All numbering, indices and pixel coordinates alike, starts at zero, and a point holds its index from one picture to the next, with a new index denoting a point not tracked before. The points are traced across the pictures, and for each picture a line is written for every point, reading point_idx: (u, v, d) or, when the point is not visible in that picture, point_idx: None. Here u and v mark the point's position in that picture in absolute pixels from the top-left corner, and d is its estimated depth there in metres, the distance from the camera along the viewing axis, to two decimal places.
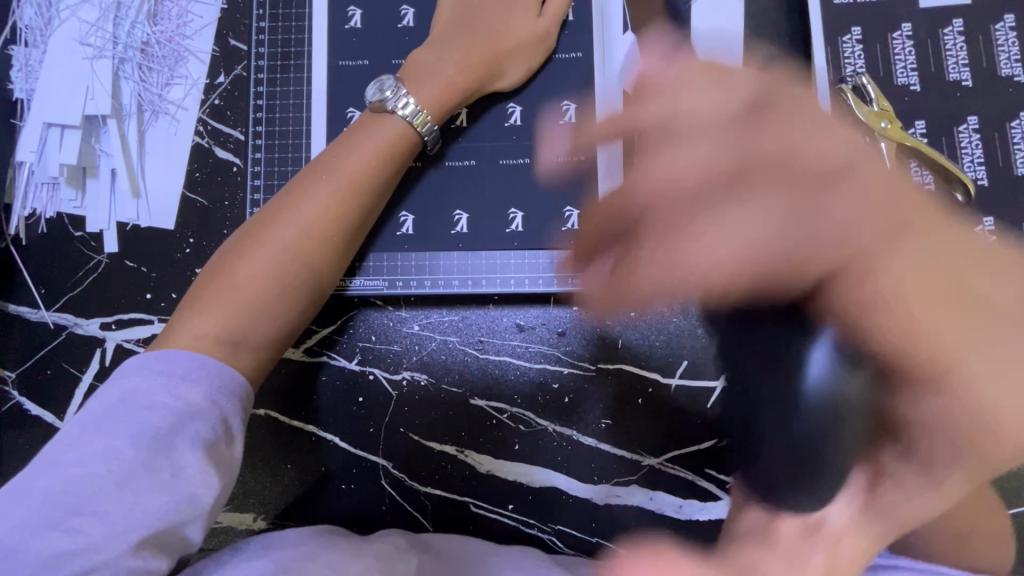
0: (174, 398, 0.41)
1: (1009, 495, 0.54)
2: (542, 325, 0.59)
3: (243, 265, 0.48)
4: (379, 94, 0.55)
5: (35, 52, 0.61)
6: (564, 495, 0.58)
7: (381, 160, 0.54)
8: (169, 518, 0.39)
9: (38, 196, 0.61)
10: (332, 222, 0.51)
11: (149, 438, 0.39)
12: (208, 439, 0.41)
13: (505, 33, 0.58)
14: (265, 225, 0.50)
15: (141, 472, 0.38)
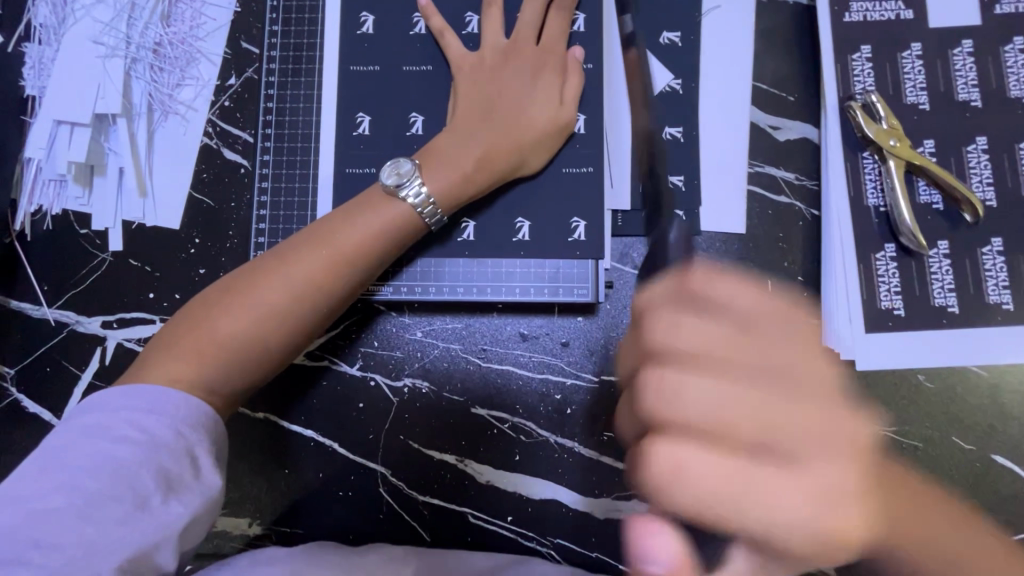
0: (141, 430, 0.40)
1: (999, 515, 0.55)
2: (546, 335, 0.58)
3: (225, 319, 0.46)
4: (394, 175, 0.52)
5: (48, 50, 0.61)
6: (564, 508, 0.57)
7: (380, 241, 0.51)
8: (136, 548, 0.37)
9: (45, 193, 0.61)
10: (319, 293, 0.48)
11: (112, 469, 0.38)
12: (171, 470, 0.39)
13: (527, 124, 0.56)
14: (255, 278, 0.48)
15: (105, 502, 0.37)
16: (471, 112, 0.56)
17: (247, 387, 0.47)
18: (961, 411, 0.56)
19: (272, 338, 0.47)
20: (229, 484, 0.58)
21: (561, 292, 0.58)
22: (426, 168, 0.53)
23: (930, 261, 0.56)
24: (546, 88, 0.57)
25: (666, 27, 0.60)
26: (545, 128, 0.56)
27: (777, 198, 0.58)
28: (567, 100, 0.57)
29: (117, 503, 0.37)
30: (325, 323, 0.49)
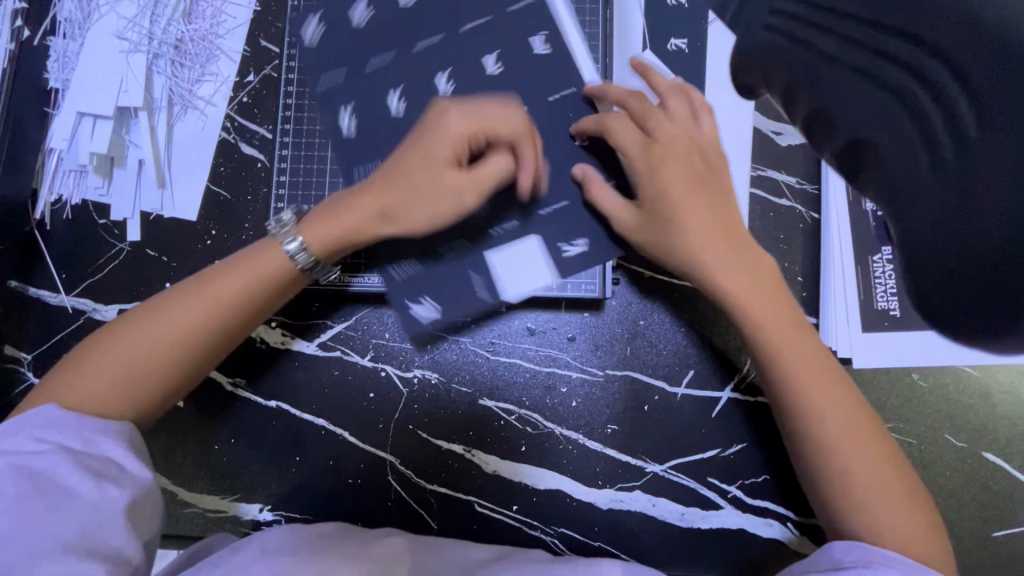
0: (27, 439, 0.41)
1: (987, 510, 0.57)
2: (553, 330, 0.60)
3: (135, 340, 0.47)
4: (278, 227, 0.53)
5: (72, 44, 0.62)
6: (568, 499, 0.59)
7: (277, 270, 0.51)
8: (82, 534, 0.38)
9: (65, 183, 0.62)
10: (234, 318, 0.49)
11: (33, 473, 0.39)
12: (95, 464, 0.41)
13: (411, 185, 0.53)
14: (170, 299, 0.49)
15: (43, 496, 0.38)
16: (377, 173, 0.55)
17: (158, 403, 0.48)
18: (953, 409, 0.58)
19: (182, 357, 0.48)
20: (241, 471, 0.60)
21: (569, 288, 0.60)
22: (308, 221, 0.53)
23: (873, 267, 0.59)
24: (499, 120, 0.54)
25: (673, 34, 0.62)
26: (500, 156, 0.54)
27: (778, 201, 0.60)
28: (473, 176, 0.53)
29: (50, 498, 0.38)
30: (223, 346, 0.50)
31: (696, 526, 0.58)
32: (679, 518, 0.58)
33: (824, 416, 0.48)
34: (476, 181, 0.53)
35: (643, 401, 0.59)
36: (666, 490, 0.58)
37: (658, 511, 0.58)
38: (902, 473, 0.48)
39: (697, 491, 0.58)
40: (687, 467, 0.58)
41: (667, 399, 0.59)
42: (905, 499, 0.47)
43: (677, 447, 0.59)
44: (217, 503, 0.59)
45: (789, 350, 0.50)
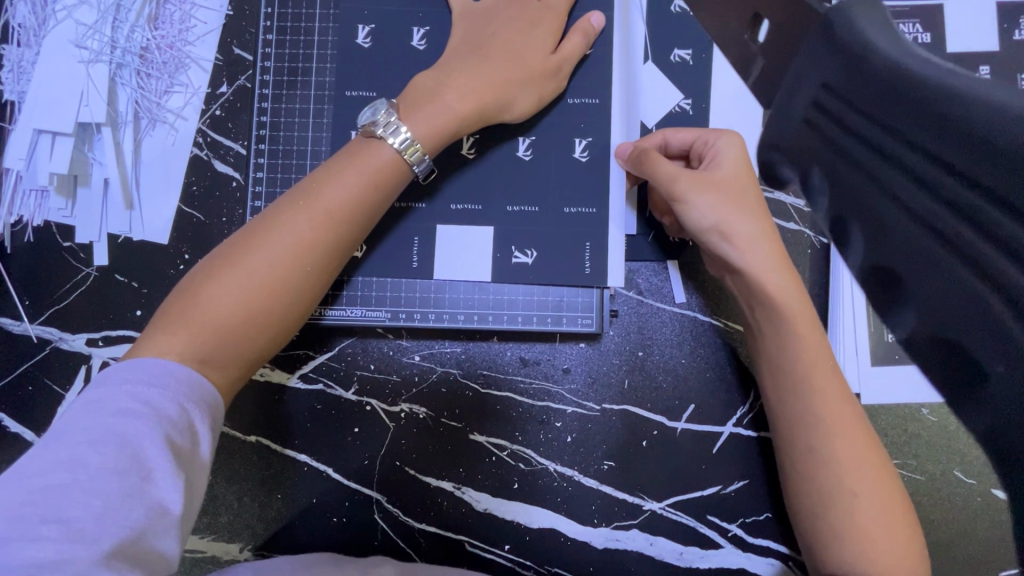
0: (128, 399, 0.37)
1: (994, 551, 0.55)
2: (547, 361, 0.57)
3: (213, 286, 0.43)
4: (371, 116, 0.49)
5: (28, 53, 0.58)
6: (562, 538, 0.56)
7: (366, 189, 0.48)
8: (131, 529, 0.34)
9: (25, 203, 0.58)
10: (315, 256, 0.46)
11: (116, 444, 0.35)
12: (179, 444, 0.37)
13: (518, 63, 0.53)
14: (246, 240, 0.45)
15: (111, 474, 0.34)
16: (460, 55, 0.54)
17: (250, 356, 0.44)
18: (963, 447, 0.55)
19: (272, 305, 0.44)
20: (219, 508, 0.57)
21: (564, 320, 0.56)
22: (405, 108, 0.51)
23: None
24: (540, 34, 0.54)
25: (677, 45, 0.58)
26: (550, 81, 0.55)
27: (785, 225, 0.57)
28: (563, 53, 0.55)
29: (124, 478, 0.34)
30: (319, 284, 0.47)
31: (694, 565, 0.56)
32: (677, 558, 0.56)
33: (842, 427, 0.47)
34: (568, 53, 0.55)
35: (641, 437, 0.56)
36: (663, 529, 0.56)
37: (655, 550, 0.56)
38: (903, 506, 0.48)
39: (696, 530, 0.56)
40: (686, 506, 0.56)
41: (666, 434, 0.56)
42: (902, 533, 0.46)
43: (675, 485, 0.56)
44: (195, 542, 0.57)
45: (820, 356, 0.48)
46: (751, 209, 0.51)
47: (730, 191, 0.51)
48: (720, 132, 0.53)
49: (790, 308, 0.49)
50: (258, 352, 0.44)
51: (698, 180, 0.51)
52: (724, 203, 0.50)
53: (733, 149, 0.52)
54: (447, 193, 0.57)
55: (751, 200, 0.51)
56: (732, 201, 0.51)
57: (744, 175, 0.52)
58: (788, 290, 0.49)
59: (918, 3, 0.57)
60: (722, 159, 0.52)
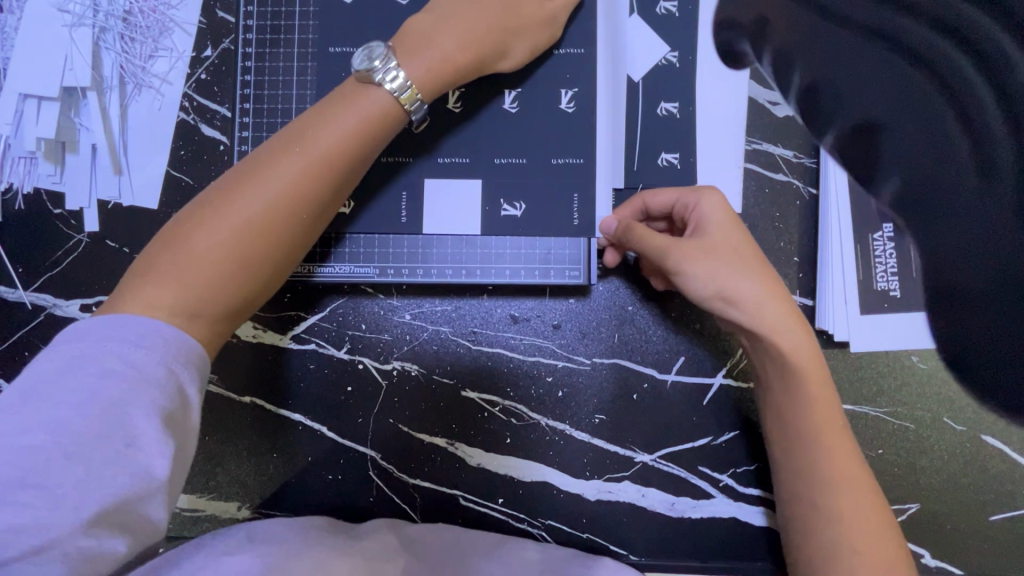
0: (113, 360, 0.35)
1: (982, 496, 0.55)
2: (537, 317, 0.57)
3: (202, 233, 0.42)
4: (367, 61, 0.47)
5: (11, 18, 0.58)
6: (555, 491, 0.57)
7: (359, 136, 0.47)
8: (119, 497, 0.33)
9: (15, 170, 0.58)
10: (305, 204, 0.45)
11: (101, 408, 0.33)
12: (169, 408, 0.36)
13: (511, 11, 0.52)
14: (233, 188, 0.44)
15: (96, 441, 0.33)
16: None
17: (241, 304, 0.43)
18: (952, 392, 0.55)
19: (263, 253, 0.43)
20: (216, 468, 0.58)
21: (553, 274, 0.57)
22: (402, 52, 0.49)
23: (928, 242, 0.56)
24: None
25: None
26: (543, 28, 0.54)
27: (774, 175, 0.57)
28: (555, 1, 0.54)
29: (108, 443, 0.33)
30: (309, 230, 0.46)
31: (687, 515, 0.57)
32: (669, 508, 0.57)
33: (838, 462, 0.48)
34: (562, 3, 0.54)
35: (631, 389, 0.57)
36: (655, 480, 0.56)
37: (648, 501, 0.57)
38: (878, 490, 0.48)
39: (688, 481, 0.57)
40: (677, 457, 0.56)
41: (657, 387, 0.57)
42: (881, 513, 0.47)
43: (666, 437, 0.57)
44: (194, 501, 0.58)
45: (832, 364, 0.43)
46: (749, 263, 0.50)
47: (727, 252, 0.50)
48: (699, 191, 0.53)
49: (792, 354, 0.48)
50: (248, 299, 0.44)
51: (696, 248, 0.50)
52: (725, 269, 0.49)
53: (718, 206, 0.51)
54: (433, 148, 0.57)
55: (747, 252, 0.50)
56: (731, 262, 0.49)
57: (736, 230, 0.51)
58: (794, 350, 0.48)
59: None
60: (711, 219, 0.51)
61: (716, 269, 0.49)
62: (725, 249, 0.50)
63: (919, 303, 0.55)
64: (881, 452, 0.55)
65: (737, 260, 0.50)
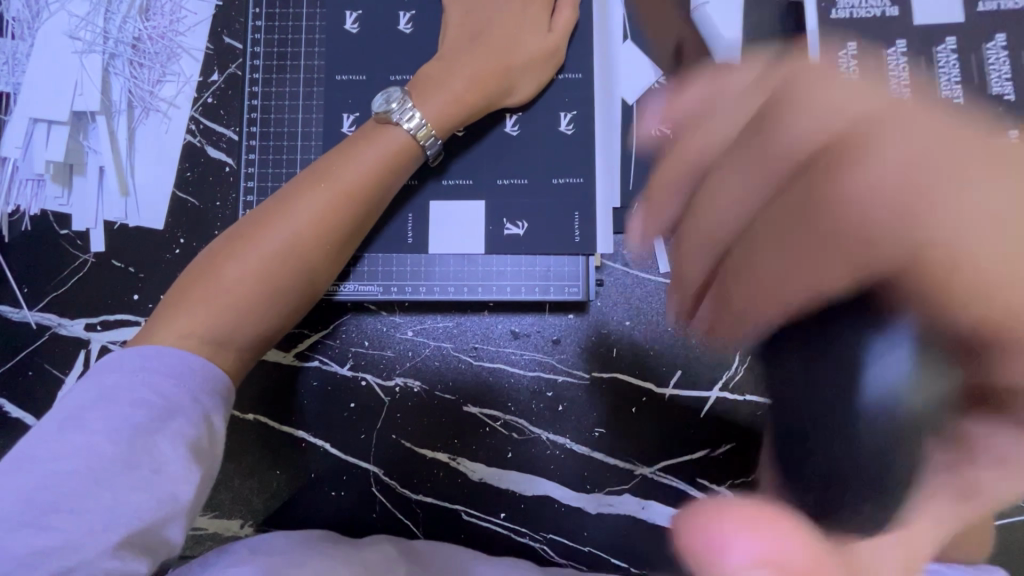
0: (144, 389, 0.39)
1: None
2: (537, 333, 0.59)
3: (235, 266, 0.45)
4: (386, 105, 0.53)
5: (23, 45, 0.59)
6: (557, 504, 0.58)
7: (379, 174, 0.50)
8: (144, 520, 0.36)
9: (22, 192, 0.59)
10: (328, 240, 0.48)
11: (130, 436, 0.37)
12: (193, 437, 0.39)
13: (517, 45, 0.56)
14: (263, 221, 0.47)
15: (124, 468, 0.36)
16: (458, 44, 0.57)
17: (267, 333, 0.47)
18: None
19: (288, 284, 0.47)
20: (219, 486, 0.58)
21: (552, 290, 0.58)
22: (417, 95, 0.54)
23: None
24: (533, 17, 0.58)
25: (655, 23, 0.60)
26: (545, 58, 0.57)
27: None
28: (557, 33, 0.58)
29: (136, 471, 0.36)
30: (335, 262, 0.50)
31: None
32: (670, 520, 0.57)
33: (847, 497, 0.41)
34: (561, 34, 0.58)
35: (631, 403, 0.58)
36: (657, 492, 0.57)
37: (647, 513, 0.57)
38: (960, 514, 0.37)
39: (688, 493, 0.57)
40: (676, 469, 0.57)
41: (655, 400, 0.58)
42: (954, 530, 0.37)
43: (666, 450, 0.58)
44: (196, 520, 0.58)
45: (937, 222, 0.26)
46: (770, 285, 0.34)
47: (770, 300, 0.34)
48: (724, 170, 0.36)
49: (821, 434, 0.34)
50: (275, 326, 0.47)
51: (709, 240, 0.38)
52: (765, 250, 0.34)
53: (717, 199, 0.37)
54: (436, 170, 0.59)
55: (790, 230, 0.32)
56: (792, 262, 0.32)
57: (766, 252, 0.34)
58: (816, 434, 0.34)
59: None
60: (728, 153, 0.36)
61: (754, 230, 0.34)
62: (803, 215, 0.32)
63: None
64: None
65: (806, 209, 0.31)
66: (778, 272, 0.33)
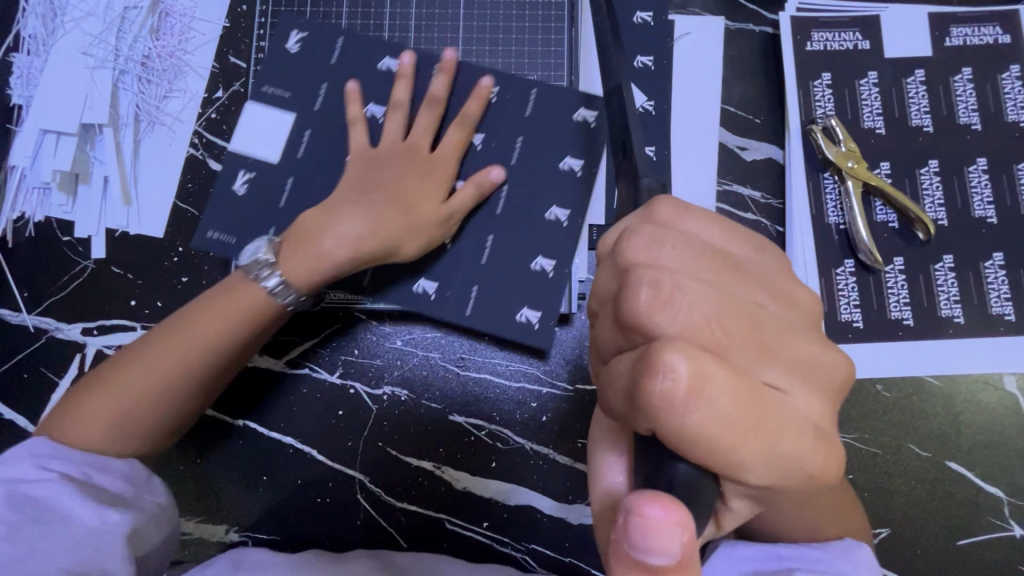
0: (35, 467, 0.44)
1: (950, 521, 0.57)
2: (523, 344, 0.60)
3: (104, 397, 0.48)
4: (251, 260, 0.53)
5: (36, 60, 0.62)
6: (539, 514, 0.58)
7: (246, 319, 0.51)
8: (75, 563, 0.42)
9: (28, 200, 0.61)
10: (194, 375, 0.50)
11: (32, 503, 0.43)
12: (93, 494, 0.45)
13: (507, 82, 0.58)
14: (139, 351, 0.50)
15: (38, 527, 0.42)
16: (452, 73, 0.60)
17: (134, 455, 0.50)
18: (916, 421, 0.58)
19: (157, 414, 0.49)
20: (207, 490, 0.59)
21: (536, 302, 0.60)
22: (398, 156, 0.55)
23: (885, 277, 0.59)
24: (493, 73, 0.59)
25: (640, 51, 0.63)
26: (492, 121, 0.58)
27: (743, 215, 0.61)
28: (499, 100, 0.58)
29: (50, 528, 0.42)
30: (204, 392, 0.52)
31: None
32: None
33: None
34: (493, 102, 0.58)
35: None
36: None
37: None
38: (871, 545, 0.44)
39: None
40: None
41: None
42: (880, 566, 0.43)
43: None
44: (182, 525, 0.58)
45: (761, 444, 0.28)
46: (740, 420, 0.28)
47: (716, 327, 0.29)
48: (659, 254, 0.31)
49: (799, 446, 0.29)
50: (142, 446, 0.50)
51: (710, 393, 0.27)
52: (702, 411, 0.27)
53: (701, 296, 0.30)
54: None
55: (726, 397, 0.27)
56: (724, 415, 0.27)
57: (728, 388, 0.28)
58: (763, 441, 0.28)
59: (858, 14, 0.63)
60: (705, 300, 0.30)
61: (723, 420, 0.27)
62: (718, 428, 0.27)
63: (880, 334, 0.59)
64: (852, 476, 0.58)
65: (750, 406, 0.28)
66: (703, 421, 0.27)
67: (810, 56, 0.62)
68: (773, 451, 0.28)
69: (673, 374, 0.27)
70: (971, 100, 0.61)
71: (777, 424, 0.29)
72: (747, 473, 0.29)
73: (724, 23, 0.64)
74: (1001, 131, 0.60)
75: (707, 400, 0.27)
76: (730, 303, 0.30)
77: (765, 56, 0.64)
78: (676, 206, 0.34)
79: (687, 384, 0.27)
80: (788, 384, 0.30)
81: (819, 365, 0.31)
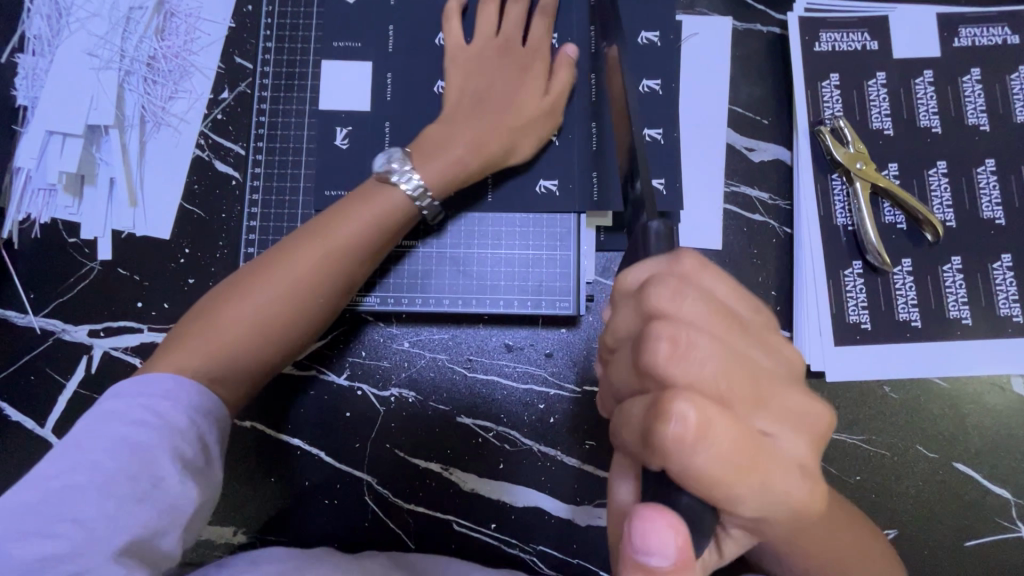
0: (145, 410, 0.41)
1: (958, 523, 0.57)
2: (530, 346, 0.60)
3: (217, 324, 0.46)
4: (387, 164, 0.54)
5: (42, 61, 0.62)
6: (547, 516, 0.58)
7: (363, 241, 0.51)
8: (143, 530, 0.38)
9: (34, 202, 0.61)
10: (314, 294, 0.49)
11: (130, 449, 0.39)
12: (190, 455, 0.41)
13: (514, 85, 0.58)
14: (248, 283, 0.48)
15: (126, 479, 0.38)
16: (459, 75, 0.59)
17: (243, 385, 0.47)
18: (923, 422, 0.58)
19: (272, 338, 0.48)
20: None
21: (545, 305, 0.60)
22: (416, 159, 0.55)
23: (893, 279, 0.59)
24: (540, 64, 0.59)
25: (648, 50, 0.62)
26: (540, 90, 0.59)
27: (751, 216, 0.61)
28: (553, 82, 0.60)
29: (136, 483, 0.38)
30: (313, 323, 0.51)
31: None
32: None
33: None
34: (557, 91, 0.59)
35: None
36: None
37: None
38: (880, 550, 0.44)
39: None
40: None
41: None
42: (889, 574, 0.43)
43: None
44: None
45: (754, 484, 0.30)
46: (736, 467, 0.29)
47: (724, 378, 0.30)
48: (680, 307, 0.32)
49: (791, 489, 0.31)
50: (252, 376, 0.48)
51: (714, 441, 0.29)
52: (706, 460, 0.28)
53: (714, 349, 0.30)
54: None
55: (727, 446, 0.29)
56: (723, 461, 0.29)
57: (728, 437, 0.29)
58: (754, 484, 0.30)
59: (866, 14, 0.63)
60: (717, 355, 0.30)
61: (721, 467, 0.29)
62: (716, 473, 0.29)
63: (887, 335, 0.59)
64: (860, 478, 0.58)
65: (747, 456, 0.29)
66: (703, 468, 0.28)
67: (818, 57, 0.62)
68: (763, 493, 0.30)
69: (683, 419, 0.28)
70: (979, 100, 0.61)
71: (769, 471, 0.30)
72: (740, 510, 0.30)
73: (731, 23, 0.63)
74: (1010, 131, 0.60)
75: (709, 444, 0.28)
76: (739, 355, 0.31)
77: (773, 57, 0.63)
78: (700, 262, 0.34)
79: (693, 434, 0.28)
80: (780, 430, 0.31)
81: (810, 415, 0.32)
